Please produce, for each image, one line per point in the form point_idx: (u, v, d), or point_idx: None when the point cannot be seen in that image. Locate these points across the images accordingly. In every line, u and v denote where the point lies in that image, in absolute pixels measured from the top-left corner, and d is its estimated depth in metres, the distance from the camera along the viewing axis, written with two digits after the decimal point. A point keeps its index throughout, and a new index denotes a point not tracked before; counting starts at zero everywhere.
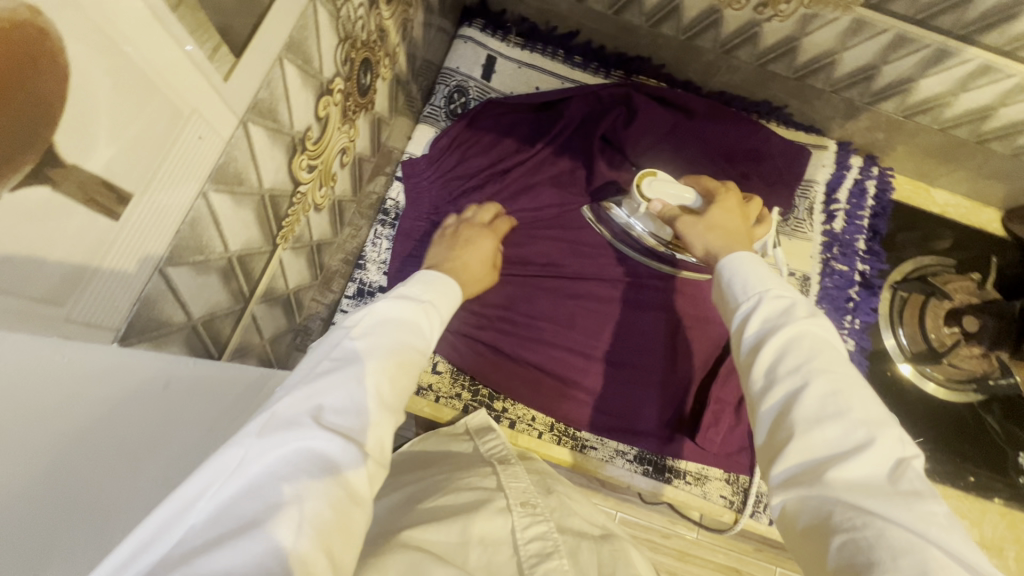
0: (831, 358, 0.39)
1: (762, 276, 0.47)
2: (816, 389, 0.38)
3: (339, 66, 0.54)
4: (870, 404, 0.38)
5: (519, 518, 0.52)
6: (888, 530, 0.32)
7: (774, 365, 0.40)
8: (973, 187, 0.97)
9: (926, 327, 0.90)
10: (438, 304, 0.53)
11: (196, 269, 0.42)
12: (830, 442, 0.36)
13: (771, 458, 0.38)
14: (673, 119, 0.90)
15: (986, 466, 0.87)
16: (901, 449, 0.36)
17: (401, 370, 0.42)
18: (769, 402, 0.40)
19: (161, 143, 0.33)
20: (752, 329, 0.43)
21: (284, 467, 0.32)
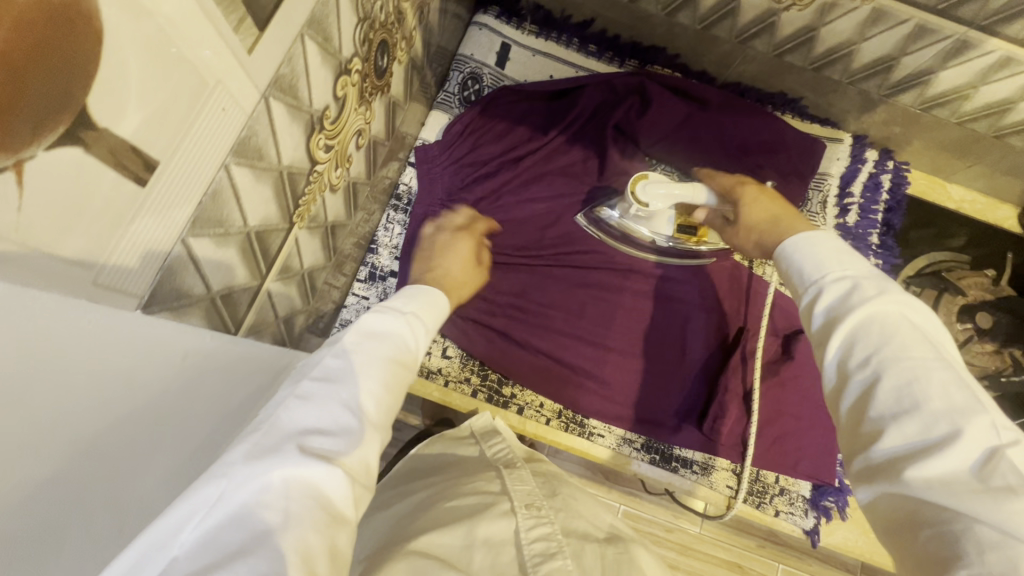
0: (911, 344, 0.37)
1: (824, 256, 0.44)
2: (892, 380, 0.36)
3: (357, 46, 0.55)
4: (954, 391, 0.35)
5: (524, 520, 0.54)
6: (979, 529, 0.30)
7: (846, 353, 0.39)
8: (990, 183, 0.96)
9: None
10: (422, 312, 0.55)
11: (216, 241, 0.43)
12: (909, 435, 0.35)
13: (853, 451, 0.38)
14: (686, 111, 0.90)
15: None
16: (998, 439, 0.33)
17: (384, 385, 0.43)
18: (846, 393, 0.39)
19: (187, 113, 0.34)
20: (823, 307, 0.42)
21: (271, 496, 0.31)
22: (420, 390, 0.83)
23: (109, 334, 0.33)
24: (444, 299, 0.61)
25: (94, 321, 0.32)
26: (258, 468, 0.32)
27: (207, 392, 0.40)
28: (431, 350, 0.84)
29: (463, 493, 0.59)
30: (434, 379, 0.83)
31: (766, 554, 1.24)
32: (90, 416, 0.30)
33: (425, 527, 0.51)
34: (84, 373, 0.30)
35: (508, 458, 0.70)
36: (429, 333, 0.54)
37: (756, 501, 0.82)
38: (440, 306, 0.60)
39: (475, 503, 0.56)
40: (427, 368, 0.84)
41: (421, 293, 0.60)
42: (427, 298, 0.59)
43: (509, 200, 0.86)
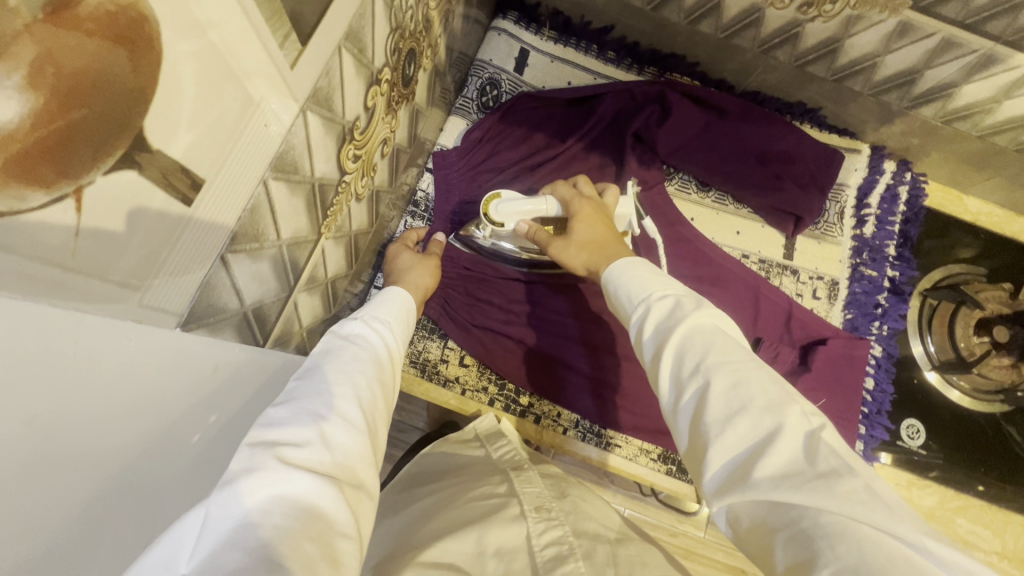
0: (722, 350, 0.40)
1: (644, 282, 0.49)
2: (719, 385, 0.38)
3: (388, 55, 0.54)
4: (769, 386, 0.37)
5: (535, 525, 0.53)
6: (821, 518, 0.30)
7: (677, 370, 0.41)
8: (1007, 196, 0.96)
9: (956, 336, 0.89)
10: (388, 317, 0.57)
11: (251, 257, 0.42)
12: (744, 436, 0.35)
13: (700, 469, 0.37)
14: (706, 118, 0.90)
15: (1008, 478, 0.87)
16: (810, 424, 0.35)
17: (359, 389, 0.42)
18: (682, 407, 0.40)
19: (231, 130, 0.33)
20: (649, 334, 0.45)
21: (259, 514, 0.29)
22: (437, 398, 0.82)
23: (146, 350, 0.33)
24: (406, 302, 0.62)
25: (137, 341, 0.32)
26: (233, 487, 0.29)
27: (226, 400, 0.40)
28: (448, 357, 0.84)
29: (473, 497, 0.60)
30: (452, 387, 0.83)
31: None
32: (135, 419, 0.30)
33: (432, 535, 0.51)
34: (123, 401, 0.30)
35: (515, 460, 0.70)
36: (393, 334, 0.55)
37: None
38: (409, 311, 0.61)
39: (483, 508, 0.57)
40: (443, 376, 0.83)
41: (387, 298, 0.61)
42: (393, 304, 0.60)
43: None
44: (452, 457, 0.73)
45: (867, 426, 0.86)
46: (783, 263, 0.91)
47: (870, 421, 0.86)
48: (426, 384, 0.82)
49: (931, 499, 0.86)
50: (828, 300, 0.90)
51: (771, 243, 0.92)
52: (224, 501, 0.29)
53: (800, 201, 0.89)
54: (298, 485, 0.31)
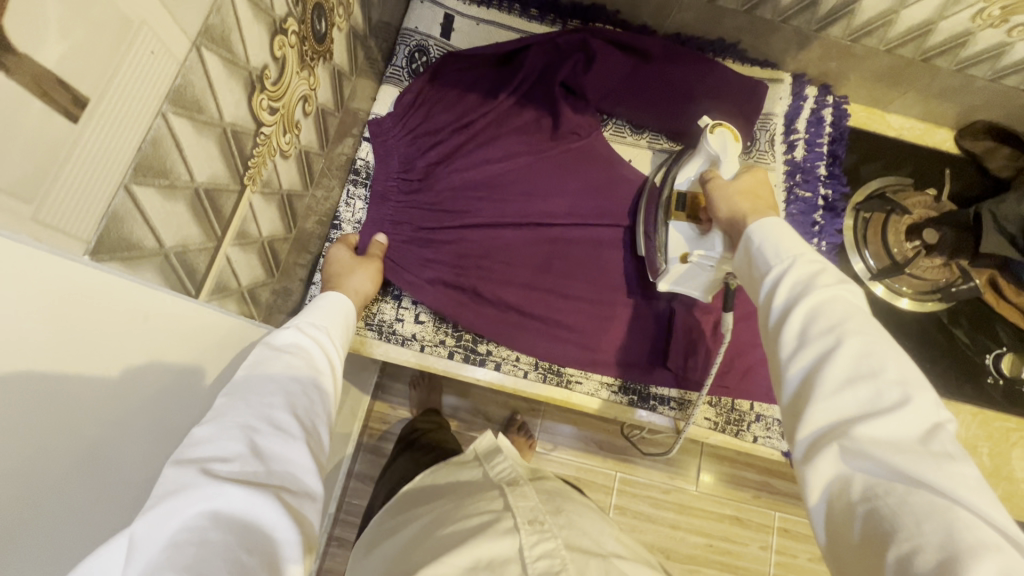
0: (860, 323, 0.43)
1: (793, 242, 0.50)
2: (846, 353, 0.42)
3: (291, 6, 0.55)
4: (903, 366, 0.41)
5: (527, 537, 0.55)
6: (914, 493, 0.35)
7: (804, 329, 0.44)
8: (924, 109, 1.01)
9: (889, 242, 0.94)
10: (326, 322, 0.63)
11: (163, 194, 0.43)
12: (859, 403, 0.40)
13: (797, 422, 0.42)
14: (632, 63, 0.91)
15: (955, 374, 0.91)
16: (937, 415, 0.39)
17: (295, 397, 0.49)
18: (797, 366, 0.44)
19: (113, 52, 0.35)
20: (781, 294, 0.47)
21: (189, 527, 0.37)
22: (396, 357, 0.84)
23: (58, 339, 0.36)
24: (343, 299, 0.70)
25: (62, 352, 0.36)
26: (163, 512, 0.38)
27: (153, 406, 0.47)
28: (403, 316, 0.85)
29: (468, 514, 0.61)
30: (410, 344, 0.85)
31: (763, 504, 1.28)
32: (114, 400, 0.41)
33: (427, 557, 0.53)
34: (102, 397, 0.40)
35: (511, 475, 0.72)
36: (328, 332, 0.62)
37: (734, 431, 0.85)
38: (348, 316, 0.68)
39: (477, 522, 0.58)
40: (400, 335, 0.85)
41: (327, 305, 0.67)
42: (330, 309, 0.66)
43: (466, 160, 0.88)
44: (452, 476, 0.77)
45: None
46: None
47: None
48: (386, 345, 0.84)
49: None
50: None
51: None
52: (151, 522, 0.37)
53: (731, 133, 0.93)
54: (230, 503, 0.39)
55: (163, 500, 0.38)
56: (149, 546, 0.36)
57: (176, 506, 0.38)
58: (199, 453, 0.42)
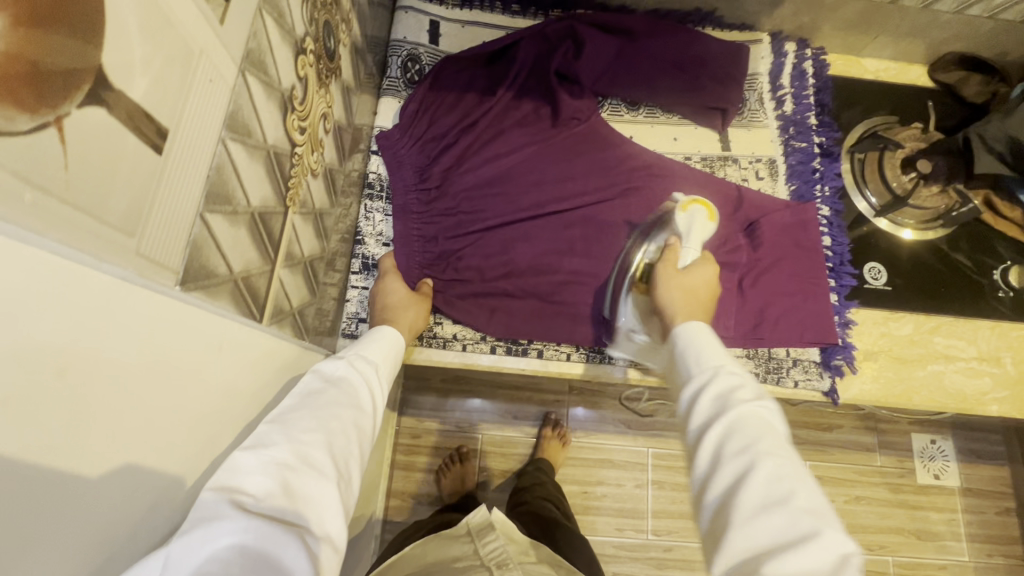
0: (774, 442, 0.48)
1: (713, 351, 0.56)
2: (761, 475, 0.45)
3: (307, 25, 0.56)
4: (811, 493, 0.45)
5: None
6: None
7: (719, 448, 0.49)
8: (897, 49, 1.05)
9: (887, 178, 0.97)
10: (374, 359, 0.63)
11: (228, 220, 0.44)
12: (776, 532, 0.42)
13: (716, 551, 0.44)
14: (618, 44, 0.94)
15: (968, 293, 0.96)
16: (844, 545, 0.41)
17: (334, 434, 0.49)
18: (715, 487, 0.47)
19: (182, 80, 0.35)
20: (704, 403, 0.52)
21: (215, 563, 0.36)
22: (440, 361, 0.85)
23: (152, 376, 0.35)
24: (400, 338, 0.71)
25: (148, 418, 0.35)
26: (198, 538, 0.36)
27: (199, 443, 0.42)
28: (442, 319, 0.86)
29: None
30: (452, 346, 0.86)
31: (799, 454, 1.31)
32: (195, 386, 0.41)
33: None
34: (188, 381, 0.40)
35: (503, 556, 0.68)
36: (376, 368, 0.62)
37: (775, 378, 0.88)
38: (393, 352, 0.68)
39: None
40: (442, 338, 0.85)
41: (378, 337, 0.69)
42: (381, 343, 0.67)
43: (477, 161, 0.90)
44: (440, 554, 0.73)
45: (835, 278, 0.94)
46: (723, 155, 0.98)
47: (836, 274, 0.94)
48: (428, 350, 0.85)
49: (908, 327, 0.93)
50: (771, 178, 0.97)
51: (707, 140, 0.98)
52: (183, 548, 0.36)
53: (721, 96, 0.96)
54: (258, 538, 0.38)
55: (196, 526, 0.37)
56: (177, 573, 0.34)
57: (207, 536, 0.37)
58: (234, 481, 0.41)
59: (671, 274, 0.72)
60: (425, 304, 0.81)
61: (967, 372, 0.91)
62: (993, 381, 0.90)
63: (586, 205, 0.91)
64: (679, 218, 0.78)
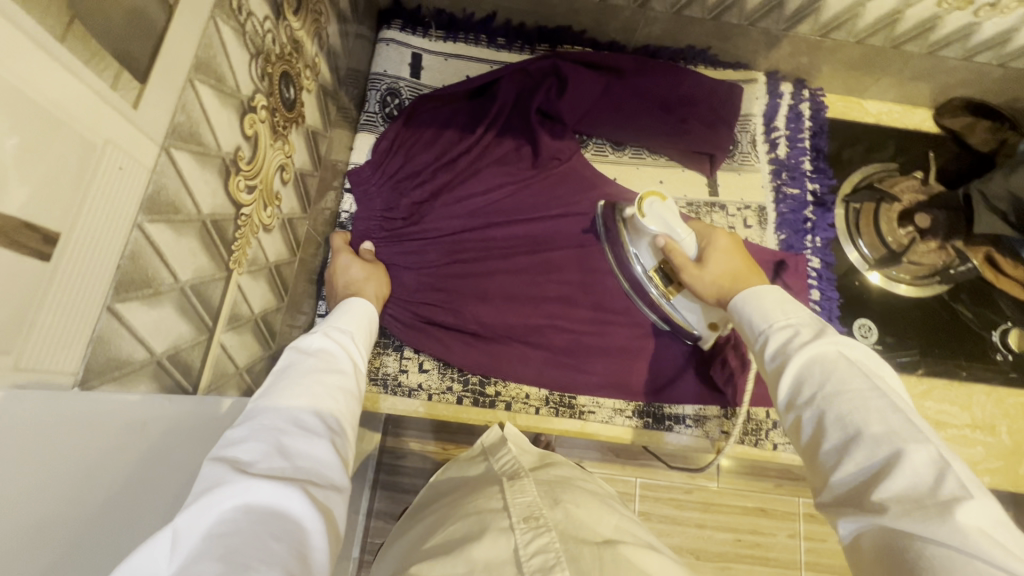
0: (845, 377, 0.43)
1: (765, 309, 0.53)
2: (834, 415, 0.42)
3: (257, 81, 0.54)
4: (890, 416, 0.41)
5: (521, 535, 0.51)
6: (934, 546, 0.34)
7: (794, 396, 0.46)
8: (901, 92, 1.01)
9: (882, 231, 0.93)
10: (351, 326, 0.61)
11: (148, 303, 0.42)
12: (859, 466, 0.40)
13: (818, 486, 0.43)
14: (604, 82, 0.91)
15: (967, 355, 0.90)
16: (941, 456, 0.38)
17: (320, 398, 0.47)
18: (804, 433, 0.45)
19: (78, 178, 0.33)
20: (770, 356, 0.49)
21: (222, 525, 0.35)
22: (405, 411, 0.82)
23: (108, 420, 0.38)
24: (370, 307, 0.67)
25: (120, 456, 0.38)
26: (199, 506, 0.35)
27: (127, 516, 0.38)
28: (407, 367, 0.84)
29: (466, 514, 0.57)
30: (418, 395, 0.83)
31: (786, 493, 1.27)
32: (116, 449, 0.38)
33: (425, 559, 0.52)
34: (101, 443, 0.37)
35: (513, 468, 0.67)
36: (354, 335, 0.59)
37: (752, 441, 0.84)
38: (371, 322, 0.65)
39: (466, 528, 0.54)
40: (406, 387, 0.83)
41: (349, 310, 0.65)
42: (355, 313, 0.64)
43: (452, 200, 0.88)
44: (461, 473, 0.74)
45: None
46: (709, 201, 0.94)
47: None
48: (392, 399, 0.82)
49: None
50: (760, 227, 0.93)
51: (695, 185, 0.95)
52: (188, 520, 0.34)
53: (709, 140, 0.92)
54: (260, 496, 0.37)
55: (198, 497, 0.36)
56: (188, 540, 0.34)
57: (209, 503, 0.36)
58: (231, 454, 0.40)
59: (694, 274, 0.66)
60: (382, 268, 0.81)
61: (957, 441, 0.86)
62: (986, 451, 0.86)
63: (563, 254, 0.88)
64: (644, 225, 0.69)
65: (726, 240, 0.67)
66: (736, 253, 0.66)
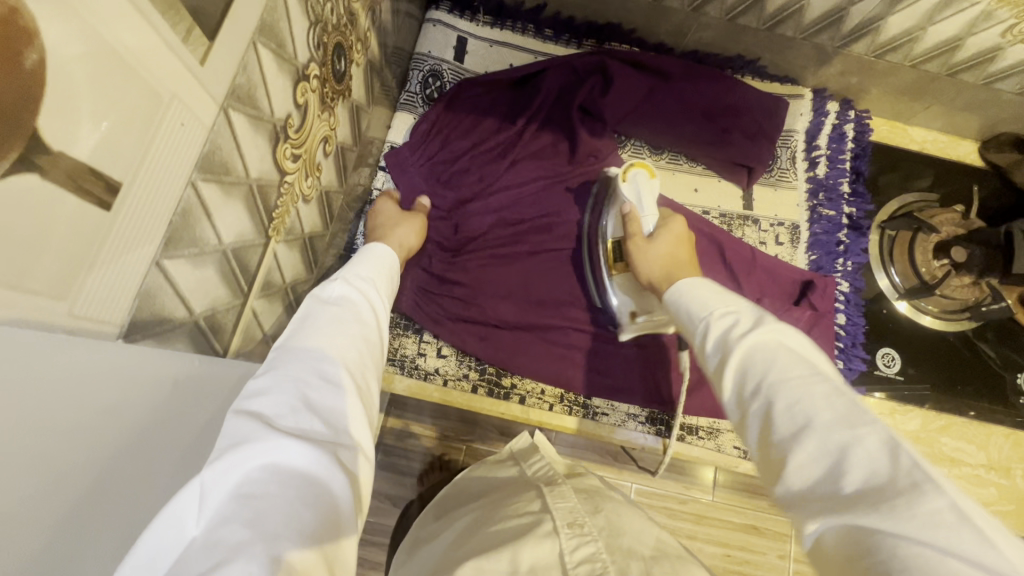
0: (786, 366, 0.40)
1: (704, 300, 0.51)
2: (781, 403, 0.39)
3: (312, 51, 0.54)
4: (834, 401, 0.37)
5: (568, 540, 0.50)
6: (901, 545, 0.30)
7: (739, 387, 0.42)
8: (948, 122, 0.99)
9: (916, 261, 0.92)
10: (371, 275, 0.56)
11: (193, 262, 0.42)
12: (810, 459, 0.36)
13: (773, 479, 0.38)
14: (649, 83, 0.90)
15: (986, 395, 0.89)
16: (890, 441, 0.34)
17: (346, 353, 0.43)
18: (753, 421, 0.41)
19: (144, 128, 0.33)
20: (711, 349, 0.46)
21: (251, 485, 0.31)
22: (421, 394, 0.83)
23: (73, 377, 0.30)
24: (393, 256, 0.63)
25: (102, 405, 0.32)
26: (227, 464, 0.32)
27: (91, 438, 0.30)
28: (425, 351, 0.84)
29: (506, 516, 0.57)
30: (433, 380, 0.83)
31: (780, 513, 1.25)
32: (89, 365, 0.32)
33: (472, 552, 0.51)
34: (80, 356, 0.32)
35: (550, 475, 0.68)
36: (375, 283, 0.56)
37: None
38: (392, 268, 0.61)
39: (516, 526, 0.54)
40: (423, 370, 0.83)
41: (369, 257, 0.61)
42: (376, 262, 0.59)
43: (485, 192, 0.87)
44: (486, 478, 0.74)
45: (844, 360, 0.88)
46: (743, 214, 0.93)
47: (846, 355, 0.88)
48: (407, 380, 0.82)
49: (915, 423, 0.88)
50: (791, 245, 0.92)
51: (729, 196, 0.94)
52: (214, 475, 0.31)
53: (750, 152, 0.91)
54: (292, 454, 0.34)
55: (224, 452, 0.33)
56: (215, 496, 0.31)
57: (235, 461, 0.32)
58: (252, 405, 0.36)
59: (641, 247, 0.68)
60: (415, 227, 0.78)
61: (970, 480, 0.85)
62: (998, 493, 0.85)
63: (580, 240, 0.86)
64: (622, 189, 0.74)
65: (680, 228, 0.68)
66: (686, 240, 0.67)
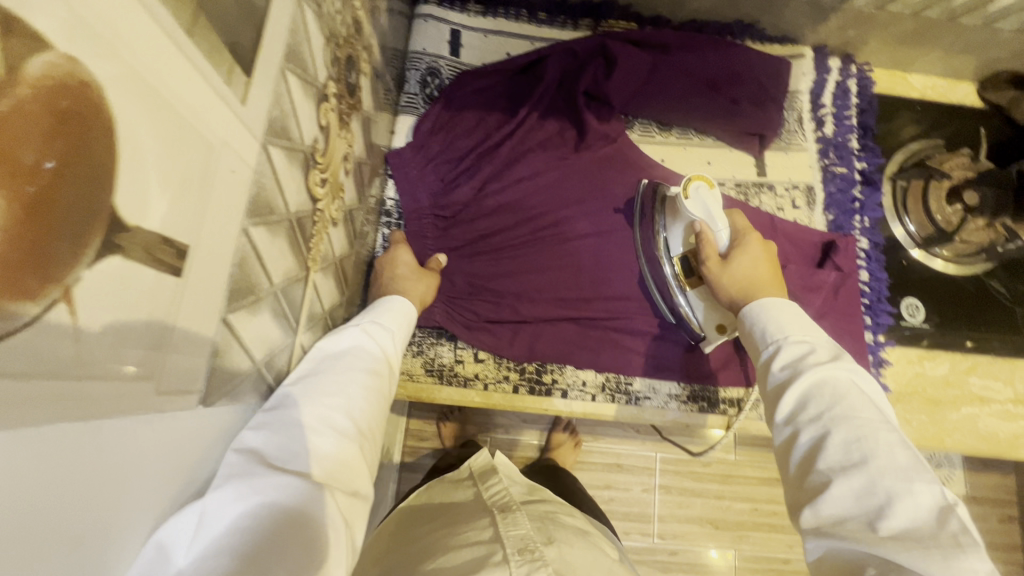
0: (854, 407, 0.44)
1: (784, 323, 0.53)
2: (839, 437, 0.42)
3: (329, 68, 0.51)
4: (895, 452, 0.41)
5: (517, 567, 0.52)
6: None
7: (797, 411, 0.46)
8: (947, 66, 0.99)
9: (932, 209, 0.93)
10: (390, 326, 0.59)
11: (252, 310, 0.40)
12: (852, 492, 0.39)
13: (803, 499, 0.42)
14: (651, 59, 0.87)
15: (1007, 331, 0.91)
16: (941, 500, 0.38)
17: (352, 400, 0.47)
18: (799, 445, 0.44)
19: (202, 183, 0.31)
20: (780, 369, 0.50)
21: (247, 518, 0.35)
22: (462, 401, 0.82)
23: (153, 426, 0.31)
24: (414, 305, 0.66)
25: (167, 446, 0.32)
26: (231, 495, 0.35)
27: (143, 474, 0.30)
28: (462, 357, 0.82)
29: (451, 547, 0.58)
30: (472, 385, 0.82)
31: None
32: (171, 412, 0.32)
33: None
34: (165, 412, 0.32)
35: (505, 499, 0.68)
36: (393, 332, 0.59)
37: None
38: (409, 318, 0.63)
39: (469, 558, 0.54)
40: (462, 377, 0.82)
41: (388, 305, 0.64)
42: (396, 311, 0.62)
43: (499, 188, 0.85)
44: (444, 497, 0.75)
45: (872, 316, 0.90)
46: (757, 181, 0.92)
47: (874, 310, 0.90)
48: (447, 389, 0.81)
49: (943, 367, 0.89)
50: (808, 207, 0.92)
51: (742, 165, 0.93)
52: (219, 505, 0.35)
53: (759, 119, 0.90)
54: (283, 497, 0.37)
55: (231, 482, 0.36)
56: (214, 527, 0.34)
57: (238, 492, 0.36)
58: (259, 446, 0.40)
59: (718, 267, 0.67)
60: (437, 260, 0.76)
61: (1002, 416, 0.87)
62: None
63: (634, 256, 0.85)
64: (691, 207, 0.71)
65: (757, 248, 0.66)
66: (764, 261, 0.66)
